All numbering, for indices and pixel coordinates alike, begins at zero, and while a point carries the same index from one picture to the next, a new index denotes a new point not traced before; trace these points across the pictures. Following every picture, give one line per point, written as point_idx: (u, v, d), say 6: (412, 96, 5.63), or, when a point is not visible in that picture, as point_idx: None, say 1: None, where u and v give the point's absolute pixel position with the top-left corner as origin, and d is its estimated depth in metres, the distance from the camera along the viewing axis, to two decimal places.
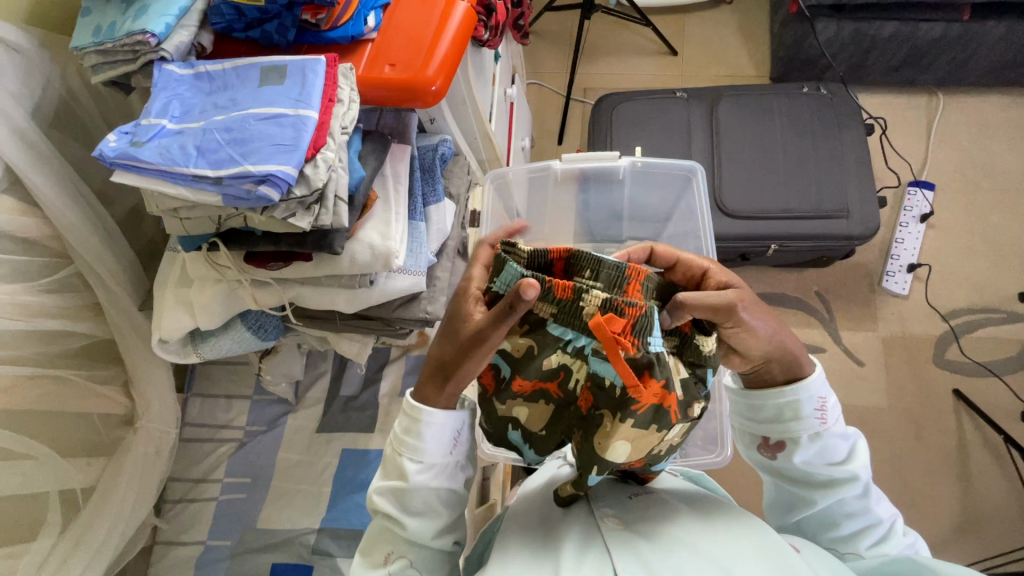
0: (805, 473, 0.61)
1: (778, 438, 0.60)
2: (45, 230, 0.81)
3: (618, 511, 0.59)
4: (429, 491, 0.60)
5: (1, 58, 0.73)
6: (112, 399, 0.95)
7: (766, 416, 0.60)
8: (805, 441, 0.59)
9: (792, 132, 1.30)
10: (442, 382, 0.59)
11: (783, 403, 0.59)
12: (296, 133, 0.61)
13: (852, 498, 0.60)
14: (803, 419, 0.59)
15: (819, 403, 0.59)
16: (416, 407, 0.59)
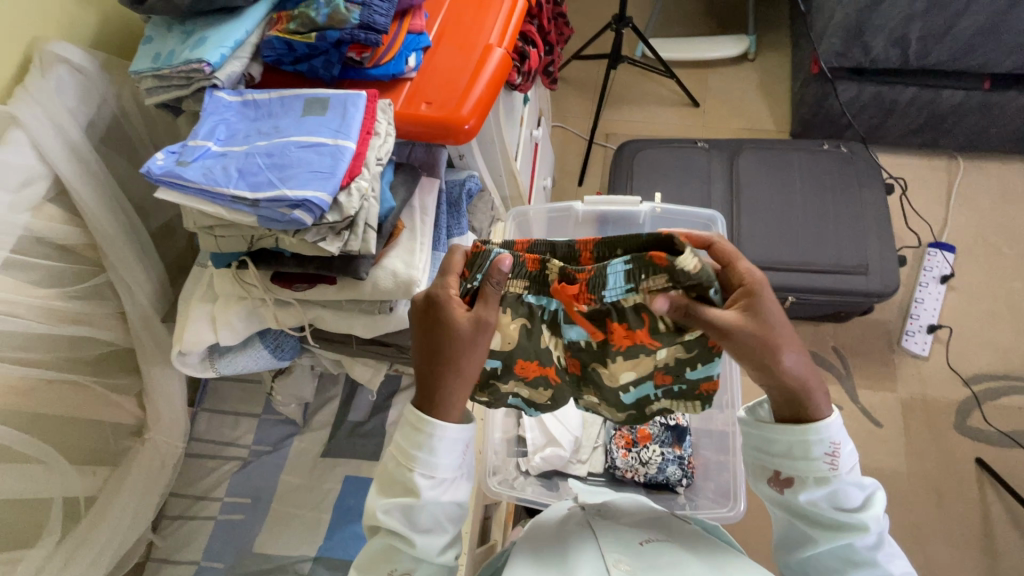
0: (814, 517, 0.58)
1: (785, 472, 0.59)
2: (83, 239, 0.84)
3: (627, 556, 0.56)
4: (438, 507, 0.59)
5: (65, 78, 0.78)
6: (125, 408, 0.96)
7: (776, 445, 0.59)
8: (812, 480, 0.57)
9: (811, 187, 1.32)
10: (452, 396, 0.58)
11: (792, 439, 0.57)
12: (333, 162, 0.64)
13: (861, 550, 0.56)
14: (813, 459, 0.57)
15: (831, 447, 0.57)
16: (427, 422, 0.58)
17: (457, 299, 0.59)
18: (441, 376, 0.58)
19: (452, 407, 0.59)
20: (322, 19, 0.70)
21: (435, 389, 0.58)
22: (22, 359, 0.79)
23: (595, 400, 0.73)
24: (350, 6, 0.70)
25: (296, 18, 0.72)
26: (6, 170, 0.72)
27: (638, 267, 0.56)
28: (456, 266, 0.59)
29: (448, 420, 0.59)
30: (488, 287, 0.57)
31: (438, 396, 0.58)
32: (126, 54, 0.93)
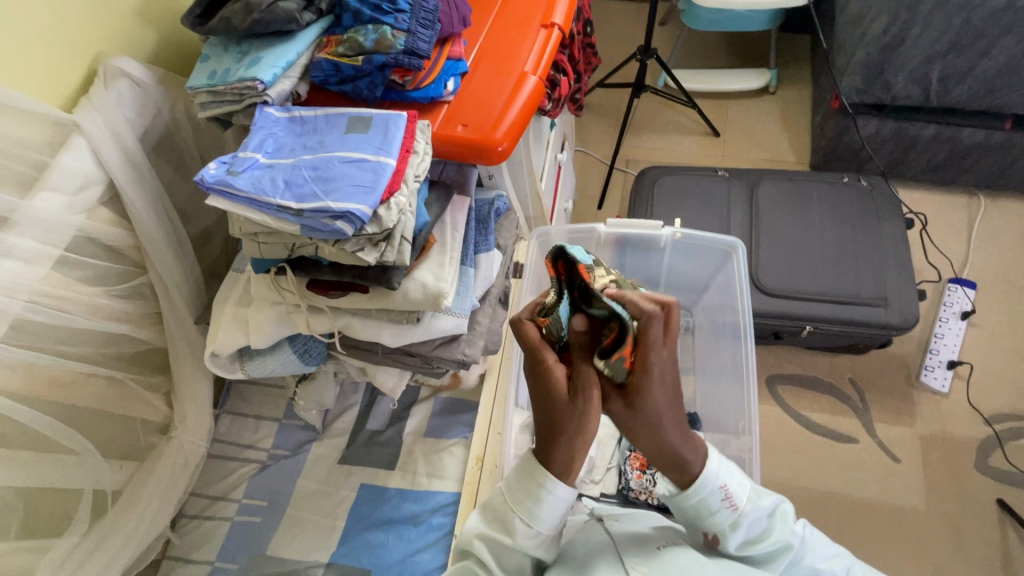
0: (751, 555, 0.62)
1: (706, 529, 0.62)
2: (130, 241, 0.88)
3: (644, 559, 0.61)
4: (527, 553, 0.61)
5: (126, 91, 0.83)
6: (154, 406, 0.98)
7: (688, 512, 0.61)
8: (729, 530, 0.60)
9: (830, 219, 1.33)
10: (568, 460, 0.57)
11: (693, 504, 0.60)
12: (375, 177, 0.68)
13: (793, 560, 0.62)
14: (717, 511, 0.60)
15: (722, 493, 0.60)
16: (541, 479, 0.58)
17: (554, 363, 0.57)
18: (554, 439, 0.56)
19: (570, 468, 0.57)
20: (368, 43, 0.74)
21: (550, 455, 0.57)
22: (66, 353, 0.82)
23: None
24: (396, 32, 0.74)
25: (345, 43, 0.76)
26: (67, 174, 0.77)
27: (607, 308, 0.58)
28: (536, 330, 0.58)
29: (564, 481, 0.58)
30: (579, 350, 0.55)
31: (554, 456, 0.57)
32: (180, 70, 0.99)
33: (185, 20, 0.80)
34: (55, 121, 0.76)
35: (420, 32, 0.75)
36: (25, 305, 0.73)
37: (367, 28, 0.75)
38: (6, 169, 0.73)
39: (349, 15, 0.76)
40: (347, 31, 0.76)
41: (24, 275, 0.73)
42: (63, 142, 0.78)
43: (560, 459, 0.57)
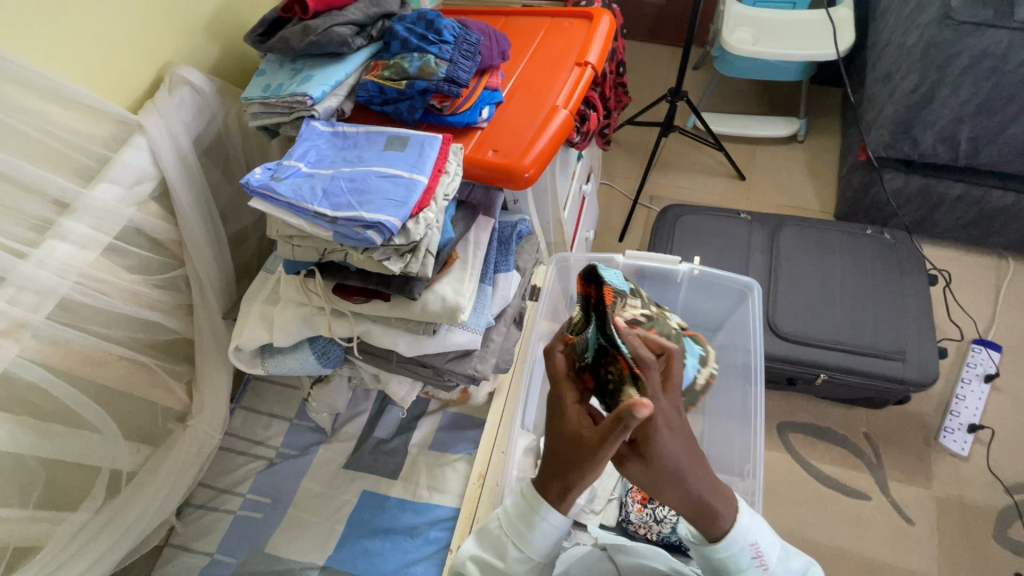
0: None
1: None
2: (173, 235, 0.94)
3: None
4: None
5: (187, 97, 0.91)
6: (175, 394, 1.02)
7: (713, 566, 0.64)
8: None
9: (851, 269, 1.33)
10: (562, 492, 0.60)
11: (721, 558, 0.62)
12: (407, 192, 0.72)
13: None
14: (748, 570, 0.62)
15: (753, 550, 0.62)
16: (535, 501, 0.61)
17: (573, 405, 0.62)
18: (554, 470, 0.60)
19: (565, 499, 0.61)
20: (413, 69, 0.80)
21: (546, 483, 0.61)
22: (103, 335, 0.87)
23: None
24: (439, 61, 0.80)
25: (390, 68, 0.81)
26: (125, 168, 0.83)
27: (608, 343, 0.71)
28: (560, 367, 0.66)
29: (557, 510, 0.61)
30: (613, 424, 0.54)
31: (550, 487, 0.61)
32: (236, 80, 1.06)
33: (248, 38, 0.87)
34: (121, 120, 0.83)
35: (461, 64, 0.81)
36: (73, 286, 0.79)
37: (412, 56, 0.80)
38: (73, 159, 0.79)
39: (396, 43, 0.82)
40: (394, 57, 0.82)
41: (76, 258, 0.78)
42: (126, 140, 0.84)
43: (557, 489, 0.61)
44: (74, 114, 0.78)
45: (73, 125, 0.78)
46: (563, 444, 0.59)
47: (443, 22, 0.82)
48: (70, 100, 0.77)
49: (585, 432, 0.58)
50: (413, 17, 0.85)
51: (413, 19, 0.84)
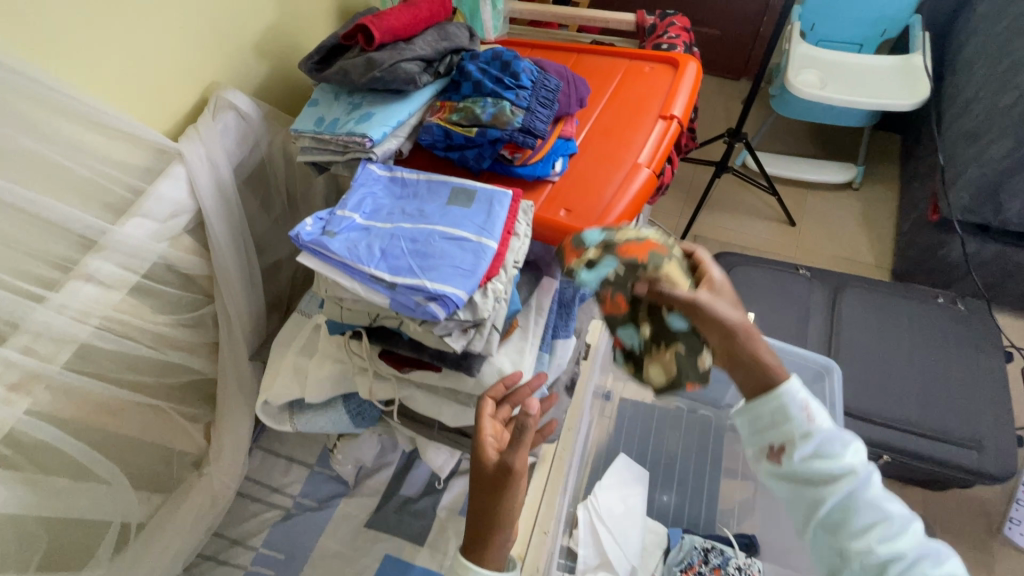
0: (819, 479, 0.58)
1: (776, 440, 0.60)
2: (205, 270, 0.86)
3: None
4: None
5: (231, 123, 0.83)
6: (192, 437, 0.95)
7: (760, 420, 0.61)
8: (798, 439, 0.59)
9: (919, 342, 1.24)
10: (483, 537, 0.65)
11: (768, 407, 0.60)
12: (475, 260, 0.63)
13: (858, 494, 0.56)
14: (790, 419, 0.59)
15: (802, 404, 0.59)
16: (468, 566, 0.65)
17: (487, 442, 0.67)
18: (477, 515, 0.66)
19: (486, 546, 0.65)
20: (485, 116, 0.72)
21: (474, 533, 0.66)
22: (121, 381, 0.79)
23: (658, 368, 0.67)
24: (514, 108, 0.72)
25: (459, 112, 0.73)
26: (161, 202, 0.75)
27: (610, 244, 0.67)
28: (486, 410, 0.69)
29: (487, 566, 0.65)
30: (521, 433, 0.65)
31: (473, 535, 0.66)
32: (284, 103, 0.99)
33: (303, 65, 0.79)
34: (159, 148, 0.75)
35: (538, 113, 0.73)
36: (94, 331, 0.71)
37: (484, 101, 0.72)
38: (105, 191, 0.72)
39: (467, 85, 0.74)
40: (463, 99, 0.74)
41: (100, 301, 0.71)
42: (163, 170, 0.76)
43: (479, 530, 0.66)
44: (110, 141, 0.71)
45: (108, 153, 0.71)
46: (483, 482, 0.65)
47: (521, 64, 0.74)
48: (107, 127, 0.70)
49: (504, 459, 0.65)
50: (486, 55, 0.77)
51: (487, 57, 0.76)
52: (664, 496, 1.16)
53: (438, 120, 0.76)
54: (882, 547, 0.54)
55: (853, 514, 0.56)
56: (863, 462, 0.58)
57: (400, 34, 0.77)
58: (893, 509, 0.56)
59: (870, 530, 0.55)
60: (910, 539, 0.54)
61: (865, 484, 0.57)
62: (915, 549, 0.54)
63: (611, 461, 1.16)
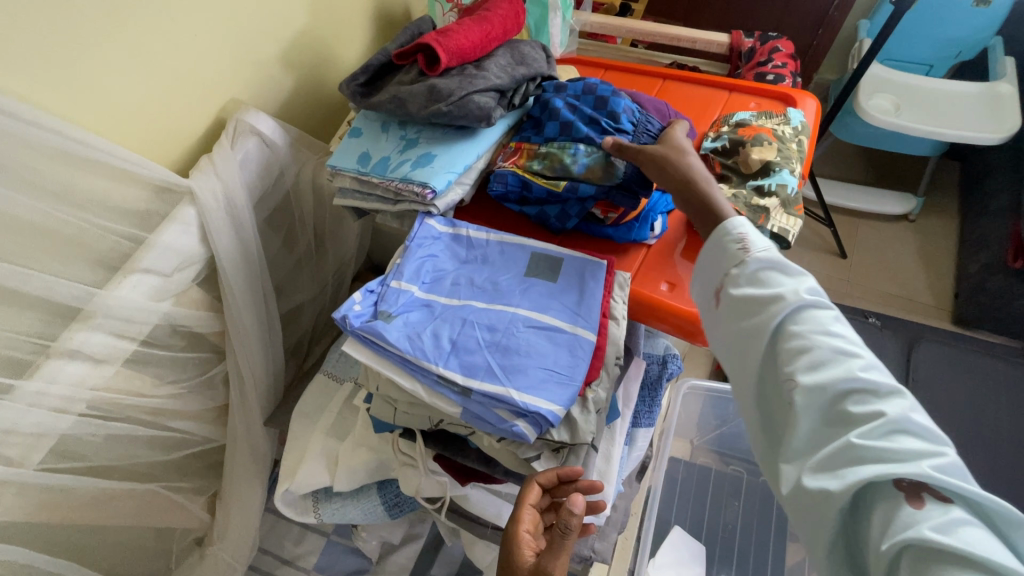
0: (750, 309, 0.48)
1: (716, 280, 0.52)
2: (216, 325, 0.71)
3: None
4: None
5: (253, 151, 0.68)
6: (194, 513, 0.81)
7: (707, 263, 0.53)
8: (735, 271, 0.50)
9: (1006, 409, 1.12)
10: None
11: (705, 251, 0.53)
12: (572, 360, 0.50)
13: (791, 328, 0.46)
14: (728, 250, 0.51)
15: (738, 237, 0.51)
16: None
17: (524, 537, 0.53)
18: None
19: None
20: (577, 168, 0.58)
21: None
22: (109, 466, 0.65)
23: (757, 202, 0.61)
24: (614, 159, 0.59)
25: (543, 160, 0.60)
26: (165, 253, 0.60)
27: (731, 129, 0.68)
28: (528, 498, 0.55)
29: None
30: (558, 533, 0.49)
31: None
32: (310, 121, 0.83)
33: (345, 87, 0.65)
34: (164, 185, 0.60)
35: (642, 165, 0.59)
36: (78, 419, 0.57)
37: (576, 149, 0.59)
38: (95, 243, 0.57)
39: (554, 128, 0.61)
40: (548, 144, 0.61)
41: (86, 381, 0.57)
42: (169, 213, 0.61)
43: None
44: (100, 181, 0.56)
45: (99, 196, 0.56)
46: None
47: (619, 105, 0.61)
48: (96, 163, 0.55)
49: (537, 563, 0.50)
50: (574, 91, 0.64)
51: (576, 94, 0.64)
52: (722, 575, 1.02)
53: (514, 167, 0.62)
54: (808, 380, 0.43)
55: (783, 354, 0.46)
56: (816, 298, 0.47)
57: (468, 56, 0.62)
58: (839, 344, 0.44)
59: (799, 362, 0.44)
60: (846, 376, 0.42)
61: (804, 315, 0.46)
62: (851, 391, 0.42)
63: (664, 535, 1.03)
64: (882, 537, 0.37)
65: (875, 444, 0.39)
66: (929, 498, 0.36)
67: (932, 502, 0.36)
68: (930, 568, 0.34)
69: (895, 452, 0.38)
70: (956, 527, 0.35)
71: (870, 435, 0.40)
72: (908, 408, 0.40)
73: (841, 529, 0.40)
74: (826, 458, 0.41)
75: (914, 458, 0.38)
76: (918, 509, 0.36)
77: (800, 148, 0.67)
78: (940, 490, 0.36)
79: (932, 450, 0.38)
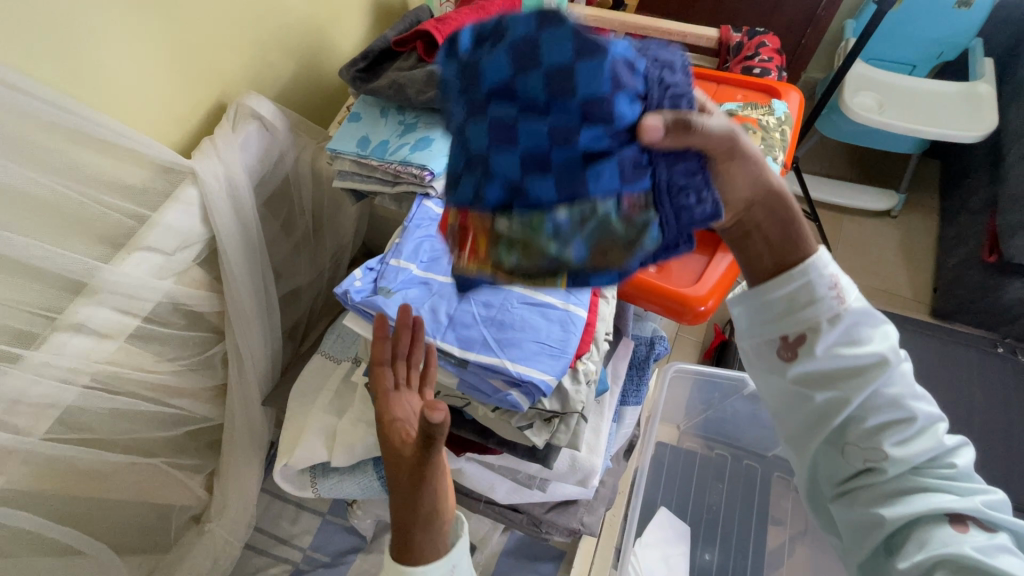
0: (843, 370, 0.47)
1: (791, 329, 0.46)
2: (216, 305, 0.73)
3: None
4: None
5: (253, 133, 0.69)
6: (192, 491, 0.82)
7: (768, 307, 0.47)
8: (825, 326, 0.45)
9: (979, 396, 1.17)
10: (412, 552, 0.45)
11: (784, 291, 0.45)
12: (564, 334, 0.53)
13: (881, 387, 0.46)
14: (818, 300, 0.45)
15: (830, 282, 0.45)
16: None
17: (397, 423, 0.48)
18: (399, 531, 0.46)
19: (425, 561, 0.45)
20: (576, 254, 0.34)
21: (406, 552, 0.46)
22: (113, 440, 0.67)
23: None
24: (624, 205, 0.33)
25: (517, 254, 0.34)
26: (168, 232, 0.62)
27: None
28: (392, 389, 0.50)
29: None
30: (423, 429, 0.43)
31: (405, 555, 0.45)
32: (309, 107, 0.85)
33: (345, 72, 0.66)
34: (167, 165, 0.62)
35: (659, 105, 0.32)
36: (82, 391, 0.59)
37: (558, 229, 0.33)
38: (100, 220, 0.58)
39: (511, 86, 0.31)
40: (529, 147, 0.32)
41: (92, 354, 0.58)
42: (171, 193, 0.63)
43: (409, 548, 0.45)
44: (106, 160, 0.57)
45: (103, 173, 0.58)
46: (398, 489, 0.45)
47: (612, 106, 0.30)
48: (101, 142, 0.56)
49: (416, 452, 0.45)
50: (514, 114, 0.31)
51: (525, 116, 0.31)
52: (707, 554, 1.05)
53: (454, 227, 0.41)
54: (898, 447, 0.46)
55: (866, 406, 0.47)
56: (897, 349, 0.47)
57: None
58: (922, 406, 0.47)
59: (889, 424, 0.46)
60: (931, 444, 0.46)
61: (897, 375, 0.46)
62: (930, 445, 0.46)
63: (651, 515, 1.07)
64: (917, 552, 0.43)
65: (938, 481, 0.46)
66: (972, 526, 0.43)
67: (975, 528, 0.43)
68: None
69: (955, 489, 0.45)
70: (996, 551, 0.41)
71: (928, 475, 0.46)
72: (965, 456, 0.47)
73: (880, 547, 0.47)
74: (890, 489, 0.47)
75: (969, 495, 0.45)
76: (964, 532, 0.43)
77: (783, 138, 0.69)
78: (981, 518, 0.44)
79: (984, 489, 0.46)
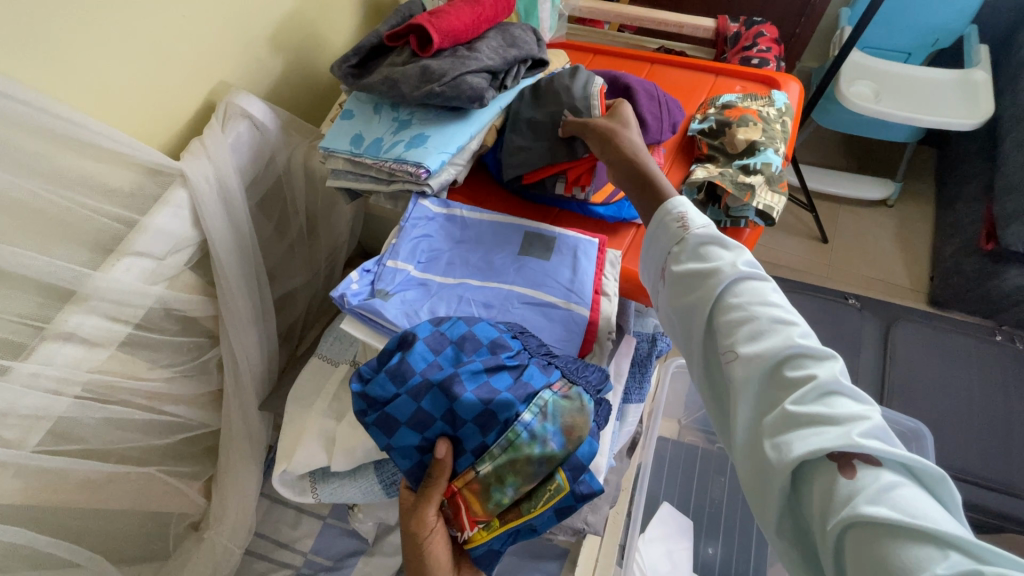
0: (692, 286, 0.48)
1: (661, 260, 0.51)
2: (209, 309, 0.71)
3: None
4: None
5: (244, 133, 0.68)
6: (188, 498, 0.80)
7: (650, 244, 0.53)
8: (675, 249, 0.50)
9: (979, 383, 1.17)
10: None
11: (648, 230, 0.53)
12: (566, 333, 0.54)
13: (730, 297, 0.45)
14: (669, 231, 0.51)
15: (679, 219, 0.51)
16: None
17: (430, 504, 0.49)
18: None
19: None
20: (555, 444, 0.48)
21: None
22: (106, 449, 0.65)
23: (746, 180, 0.62)
24: (557, 391, 0.49)
25: (513, 483, 0.48)
26: (158, 237, 0.60)
27: (717, 111, 0.70)
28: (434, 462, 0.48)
29: None
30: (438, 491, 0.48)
31: None
32: (300, 105, 0.83)
33: (336, 67, 0.65)
34: (155, 167, 0.60)
35: (540, 350, 0.52)
36: (74, 401, 0.57)
37: (530, 430, 0.47)
38: (88, 225, 0.57)
39: (456, 401, 0.47)
40: (478, 415, 0.47)
41: (82, 363, 0.57)
42: (160, 196, 0.61)
43: None
44: (91, 162, 0.56)
45: (90, 177, 0.56)
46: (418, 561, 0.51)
47: (497, 363, 0.49)
48: (86, 144, 0.55)
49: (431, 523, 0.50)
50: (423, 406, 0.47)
51: (430, 404, 0.48)
52: (710, 548, 1.05)
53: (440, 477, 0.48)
54: (747, 347, 0.43)
55: (728, 320, 0.45)
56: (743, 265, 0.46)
57: (460, 37, 0.63)
58: (776, 314, 0.43)
59: (738, 334, 0.44)
60: (782, 343, 0.41)
61: (740, 287, 0.45)
62: (787, 356, 0.41)
63: (654, 510, 1.06)
64: (830, 513, 0.35)
65: (814, 408, 0.38)
66: (860, 466, 0.35)
67: (863, 470, 0.35)
68: (873, 546, 0.32)
69: (828, 416, 0.37)
70: (888, 495, 0.33)
71: (804, 401, 0.39)
72: (838, 371, 0.40)
73: (787, 510, 0.39)
74: (775, 430, 0.39)
75: (845, 424, 0.37)
76: (851, 479, 0.35)
77: (784, 130, 0.69)
78: (867, 455, 0.35)
79: (859, 415, 0.37)
